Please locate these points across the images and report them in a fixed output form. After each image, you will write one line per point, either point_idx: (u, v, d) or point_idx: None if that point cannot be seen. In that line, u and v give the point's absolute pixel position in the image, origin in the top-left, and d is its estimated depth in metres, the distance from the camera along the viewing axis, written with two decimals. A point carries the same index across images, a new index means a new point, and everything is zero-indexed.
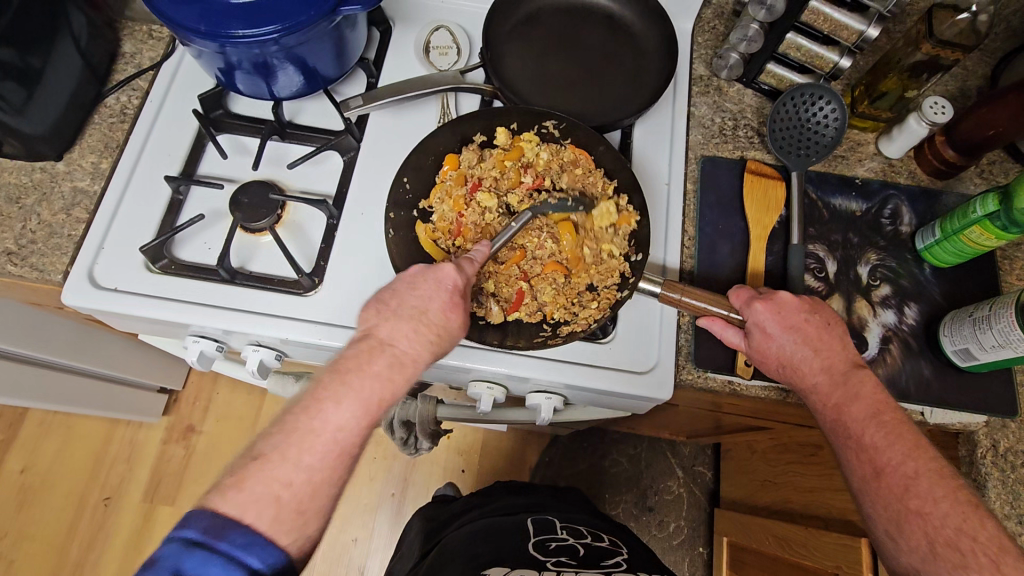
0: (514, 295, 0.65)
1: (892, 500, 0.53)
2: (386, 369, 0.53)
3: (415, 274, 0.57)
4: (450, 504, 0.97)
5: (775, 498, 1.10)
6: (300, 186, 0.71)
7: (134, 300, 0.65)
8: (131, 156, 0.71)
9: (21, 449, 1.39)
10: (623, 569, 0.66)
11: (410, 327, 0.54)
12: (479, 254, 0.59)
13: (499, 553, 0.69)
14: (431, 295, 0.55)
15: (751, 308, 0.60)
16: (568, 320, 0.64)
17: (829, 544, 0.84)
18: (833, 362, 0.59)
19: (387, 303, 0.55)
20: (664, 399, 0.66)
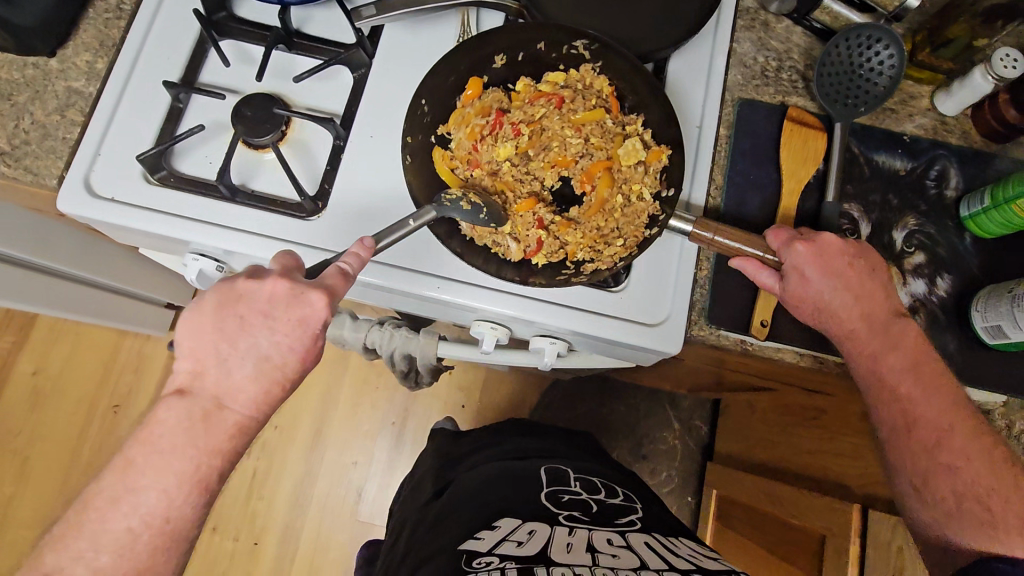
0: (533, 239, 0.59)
1: (921, 453, 0.55)
2: (224, 437, 0.51)
3: (275, 298, 0.52)
4: (461, 442, 0.98)
5: (770, 457, 1.12)
6: (306, 103, 0.67)
7: (131, 211, 0.63)
8: (128, 57, 0.66)
9: (32, 352, 1.41)
10: (637, 530, 0.65)
11: (252, 382, 0.51)
12: (355, 260, 0.53)
13: (510, 502, 0.70)
14: (287, 337, 0.52)
15: (791, 249, 0.57)
16: (591, 258, 0.59)
17: (818, 506, 0.89)
18: (873, 311, 0.58)
19: (227, 336, 0.51)
20: (671, 353, 0.64)
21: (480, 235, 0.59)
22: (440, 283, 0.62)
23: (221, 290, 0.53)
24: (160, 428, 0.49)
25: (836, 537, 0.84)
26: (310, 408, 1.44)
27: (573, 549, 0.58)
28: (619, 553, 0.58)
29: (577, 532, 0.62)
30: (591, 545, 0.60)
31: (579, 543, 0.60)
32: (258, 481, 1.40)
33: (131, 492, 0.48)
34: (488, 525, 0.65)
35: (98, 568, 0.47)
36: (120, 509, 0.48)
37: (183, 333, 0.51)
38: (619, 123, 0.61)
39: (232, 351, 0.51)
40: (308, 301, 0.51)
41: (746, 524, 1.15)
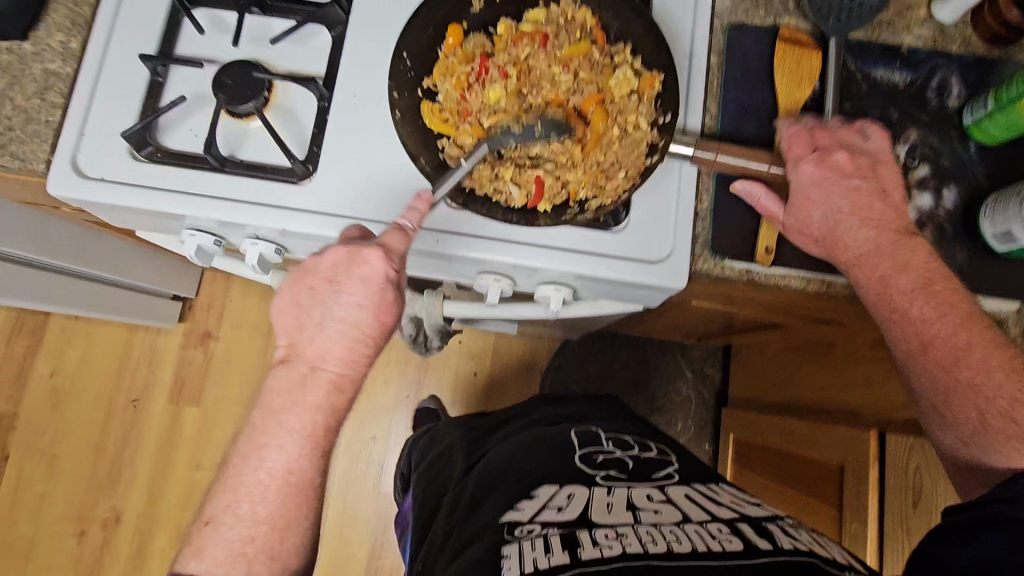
0: (534, 183, 0.57)
1: (941, 373, 0.54)
2: (322, 396, 0.56)
3: (337, 266, 0.55)
4: (489, 415, 0.97)
5: (784, 396, 1.12)
6: (286, 67, 0.65)
7: (124, 190, 0.63)
8: (101, 34, 0.64)
9: (47, 354, 1.43)
10: (676, 482, 0.66)
11: (341, 343, 0.56)
12: (415, 213, 0.56)
13: (549, 469, 0.69)
14: (355, 297, 0.55)
15: (796, 170, 0.59)
16: (594, 194, 0.58)
17: (835, 437, 0.90)
18: (884, 226, 0.57)
19: (305, 306, 0.56)
20: (677, 289, 0.63)
21: (481, 185, 0.57)
22: (440, 237, 0.63)
23: (294, 271, 0.58)
24: (275, 399, 0.56)
25: (853, 464, 0.85)
26: None
27: (616, 508, 0.59)
28: (659, 508, 0.59)
29: (616, 491, 0.63)
30: (631, 503, 0.60)
31: (619, 501, 0.61)
32: None
33: (253, 462, 0.55)
34: (528, 495, 0.65)
35: (246, 537, 0.54)
36: (250, 474, 0.55)
37: (279, 308, 0.57)
38: (606, 55, 0.60)
39: (312, 325, 0.56)
40: (366, 260, 0.55)
41: (762, 464, 1.17)
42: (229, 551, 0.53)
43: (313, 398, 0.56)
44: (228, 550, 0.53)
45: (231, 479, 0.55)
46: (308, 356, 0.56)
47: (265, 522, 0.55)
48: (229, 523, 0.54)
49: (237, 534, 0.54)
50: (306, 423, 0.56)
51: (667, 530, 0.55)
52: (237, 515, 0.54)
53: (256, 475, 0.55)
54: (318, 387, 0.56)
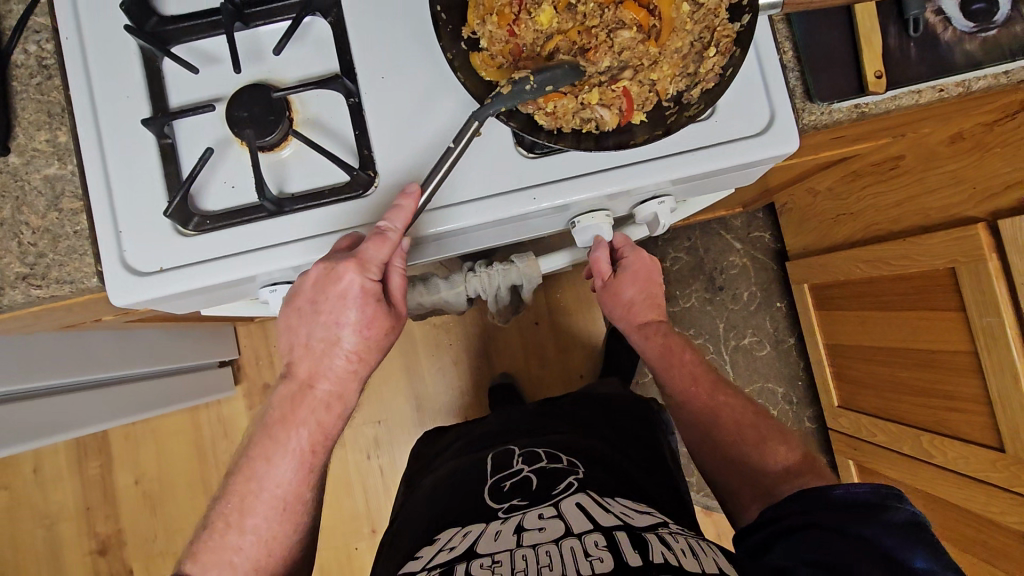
0: (622, 96, 0.52)
1: (731, 468, 0.73)
2: (311, 413, 0.58)
3: (316, 286, 0.54)
4: (441, 439, 1.00)
5: (855, 229, 1.11)
6: (296, 76, 0.58)
7: (188, 273, 0.56)
8: (86, 117, 0.57)
9: (123, 464, 1.40)
10: (573, 493, 0.68)
11: (331, 361, 0.57)
12: (400, 214, 0.52)
13: (451, 513, 0.72)
14: (339, 311, 0.55)
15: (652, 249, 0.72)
16: (688, 85, 0.52)
17: (939, 245, 0.89)
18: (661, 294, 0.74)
19: (297, 328, 0.57)
20: (789, 153, 0.58)
21: (567, 120, 0.52)
22: (535, 194, 0.56)
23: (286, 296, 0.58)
24: (267, 419, 0.59)
25: (967, 264, 0.84)
26: (402, 388, 1.46)
27: (501, 536, 0.62)
28: (546, 527, 0.62)
29: (511, 518, 0.66)
30: (520, 526, 0.64)
31: (508, 528, 0.64)
32: (391, 474, 1.45)
33: (249, 474, 0.58)
34: (430, 542, 0.67)
35: (237, 546, 0.58)
36: (245, 483, 0.58)
37: (282, 328, 0.58)
38: None
39: (302, 348, 0.57)
40: (340, 276, 0.53)
41: (852, 302, 1.16)
42: (221, 556, 0.58)
43: (296, 415, 0.58)
44: (218, 556, 0.58)
45: (235, 488, 0.59)
46: (301, 375, 0.58)
47: (253, 533, 0.58)
48: (229, 530, 0.58)
49: (231, 541, 0.58)
50: (295, 439, 0.58)
51: (544, 549, 0.58)
52: (235, 524, 0.58)
53: (260, 488, 0.58)
54: (309, 405, 0.58)
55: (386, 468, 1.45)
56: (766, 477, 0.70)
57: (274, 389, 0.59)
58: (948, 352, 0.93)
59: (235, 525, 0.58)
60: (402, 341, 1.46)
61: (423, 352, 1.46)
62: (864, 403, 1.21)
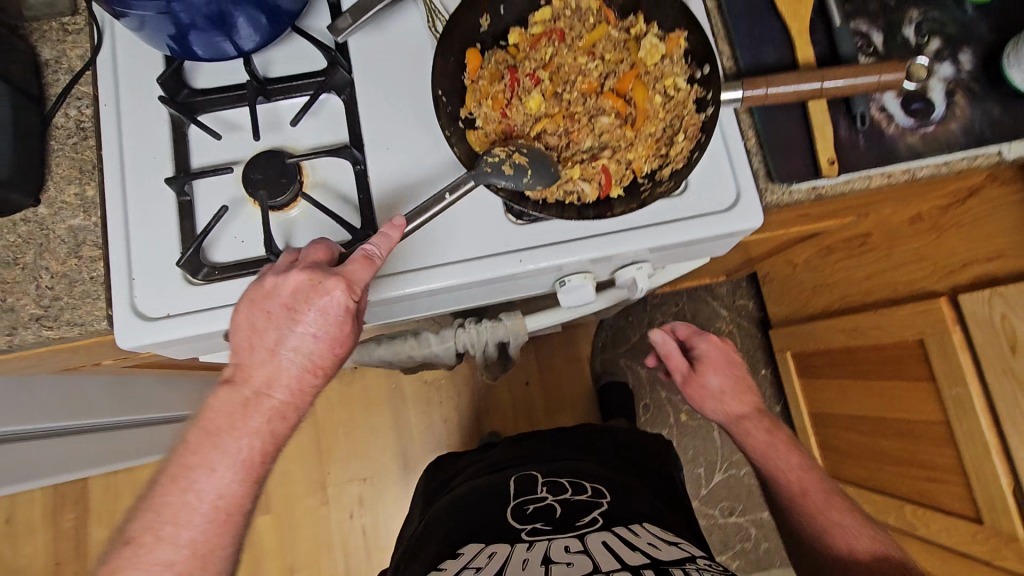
0: (601, 173, 0.57)
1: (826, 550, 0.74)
2: (264, 421, 0.53)
3: (297, 295, 0.52)
4: (452, 462, 1.01)
5: (833, 299, 1.15)
6: (310, 144, 0.64)
7: (193, 318, 0.60)
8: (114, 172, 0.62)
9: (101, 516, 1.36)
10: (597, 529, 0.69)
11: (291, 372, 0.54)
12: (385, 241, 0.54)
13: (474, 529, 0.74)
14: (312, 324, 0.53)
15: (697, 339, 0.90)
16: (662, 165, 0.58)
17: (908, 317, 0.93)
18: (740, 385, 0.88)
19: (261, 331, 0.54)
20: (755, 228, 0.63)
21: (551, 190, 0.57)
22: (521, 256, 0.61)
23: (250, 291, 0.54)
24: (212, 420, 0.53)
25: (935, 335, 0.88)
26: (389, 446, 1.45)
27: (529, 564, 0.62)
28: (573, 559, 0.63)
29: (536, 545, 0.67)
30: (548, 556, 0.64)
31: (535, 556, 0.64)
32: (374, 534, 1.42)
33: (183, 482, 0.51)
34: (454, 555, 0.69)
35: (169, 560, 0.49)
36: (178, 496, 0.51)
37: (238, 330, 0.54)
38: (621, 29, 0.60)
39: (264, 351, 0.54)
40: (326, 290, 0.52)
41: (833, 371, 1.19)
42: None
43: (252, 424, 0.53)
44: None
45: (159, 497, 0.51)
46: (257, 381, 0.53)
47: None
48: (156, 542, 0.49)
49: (159, 556, 0.49)
50: (244, 446, 0.53)
51: None
52: (162, 536, 0.50)
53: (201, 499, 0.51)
54: (263, 412, 0.53)
55: (369, 528, 1.43)
56: (856, 563, 0.70)
57: (227, 389, 0.53)
58: (923, 421, 0.96)
59: (164, 537, 0.50)
60: (392, 397, 1.47)
61: (413, 409, 1.47)
62: (849, 472, 1.21)
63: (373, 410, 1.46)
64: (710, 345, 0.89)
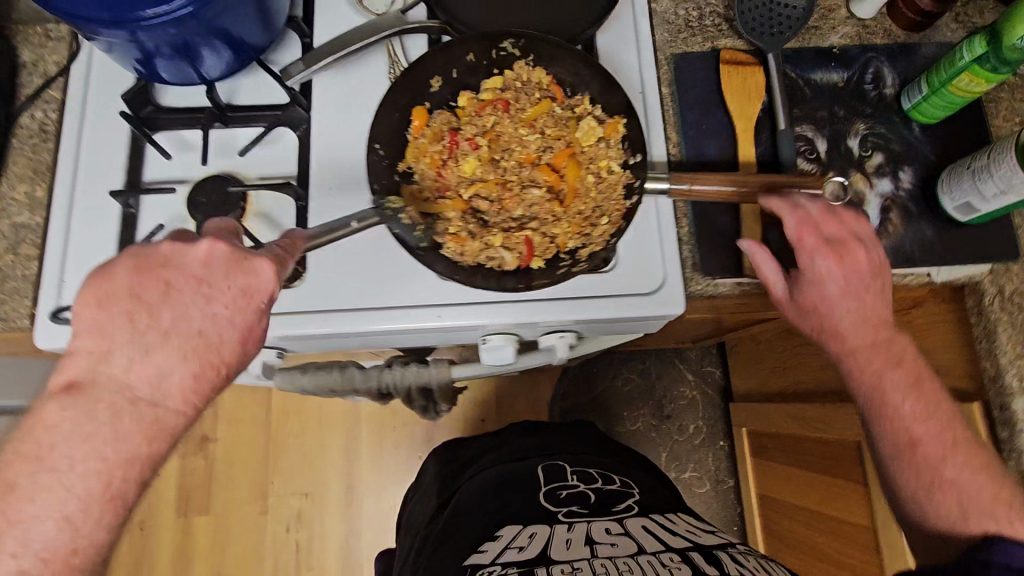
0: (524, 245, 0.59)
1: (929, 509, 0.57)
2: (141, 434, 0.41)
3: (213, 268, 0.43)
4: (466, 448, 0.98)
5: (787, 382, 1.15)
6: (258, 173, 0.66)
7: None
8: (66, 176, 0.64)
9: None
10: (634, 514, 0.71)
11: (185, 365, 0.42)
12: (290, 245, 0.50)
13: (515, 512, 0.73)
14: (223, 308, 0.43)
15: (816, 261, 0.59)
16: (584, 244, 0.59)
17: (847, 416, 0.91)
18: (878, 335, 0.60)
19: (150, 306, 0.42)
20: (677, 315, 0.64)
21: (472, 253, 0.58)
22: (441, 311, 0.62)
23: (140, 253, 0.43)
24: (54, 442, 0.39)
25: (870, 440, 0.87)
26: (336, 463, 1.45)
27: (573, 544, 0.63)
28: (616, 540, 0.64)
29: (576, 527, 0.68)
30: (590, 538, 0.65)
31: (578, 538, 0.65)
32: (307, 550, 1.42)
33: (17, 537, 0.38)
34: (492, 537, 0.68)
35: None
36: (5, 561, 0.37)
37: (107, 302, 0.41)
38: (566, 105, 0.62)
39: (156, 332, 0.42)
40: (255, 269, 0.44)
41: (780, 453, 1.18)
42: None
43: (124, 448, 0.40)
44: None
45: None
46: (134, 380, 0.41)
47: None
48: None
49: None
50: (106, 479, 0.40)
51: (619, 560, 0.58)
52: None
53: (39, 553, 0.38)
54: (135, 420, 0.41)
55: (303, 544, 1.42)
56: (960, 529, 0.55)
57: (84, 394, 0.40)
58: (852, 523, 0.94)
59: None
60: (348, 415, 1.47)
61: (367, 430, 1.47)
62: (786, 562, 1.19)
63: (327, 425, 1.46)
64: (800, 217, 0.59)
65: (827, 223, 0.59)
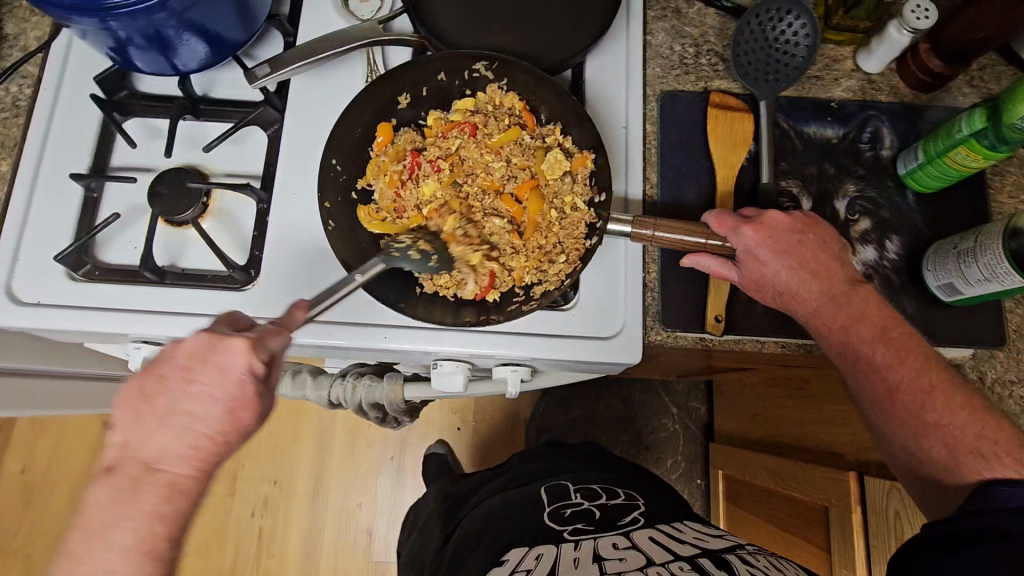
0: (485, 278, 0.57)
1: (909, 417, 0.53)
2: (160, 503, 0.41)
3: (194, 353, 0.44)
4: (463, 484, 0.97)
5: (766, 432, 1.11)
6: (224, 170, 0.65)
7: (59, 312, 0.60)
8: (32, 153, 0.64)
9: (15, 450, 1.35)
10: (641, 526, 0.67)
11: (187, 443, 0.43)
12: (290, 318, 0.46)
13: (518, 533, 0.70)
14: (208, 388, 0.43)
15: (739, 232, 0.56)
16: (537, 281, 0.57)
17: (817, 479, 0.87)
18: (833, 284, 0.56)
19: (149, 398, 0.43)
20: (634, 364, 0.61)
21: (434, 282, 0.57)
22: (387, 332, 0.60)
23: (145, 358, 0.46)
24: (89, 513, 0.40)
25: (838, 509, 0.82)
26: (308, 455, 1.45)
27: (580, 562, 0.60)
28: (624, 555, 0.60)
29: (583, 543, 0.65)
30: (597, 555, 0.62)
31: (585, 556, 0.62)
32: (270, 539, 1.42)
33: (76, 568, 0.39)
34: (497, 562, 0.65)
35: None
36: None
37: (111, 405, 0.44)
38: (536, 134, 0.61)
39: (157, 417, 0.43)
40: (226, 347, 0.43)
41: (751, 501, 1.15)
42: None
43: (147, 507, 0.41)
44: None
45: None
46: (144, 455, 0.42)
47: None
48: None
49: None
50: (142, 524, 0.40)
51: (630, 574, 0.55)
52: None
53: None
54: (156, 491, 0.41)
55: (266, 531, 1.42)
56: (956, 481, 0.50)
57: (106, 476, 0.41)
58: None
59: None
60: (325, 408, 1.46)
61: (342, 426, 1.46)
62: None
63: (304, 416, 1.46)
64: (760, 235, 0.56)
65: (782, 223, 0.56)
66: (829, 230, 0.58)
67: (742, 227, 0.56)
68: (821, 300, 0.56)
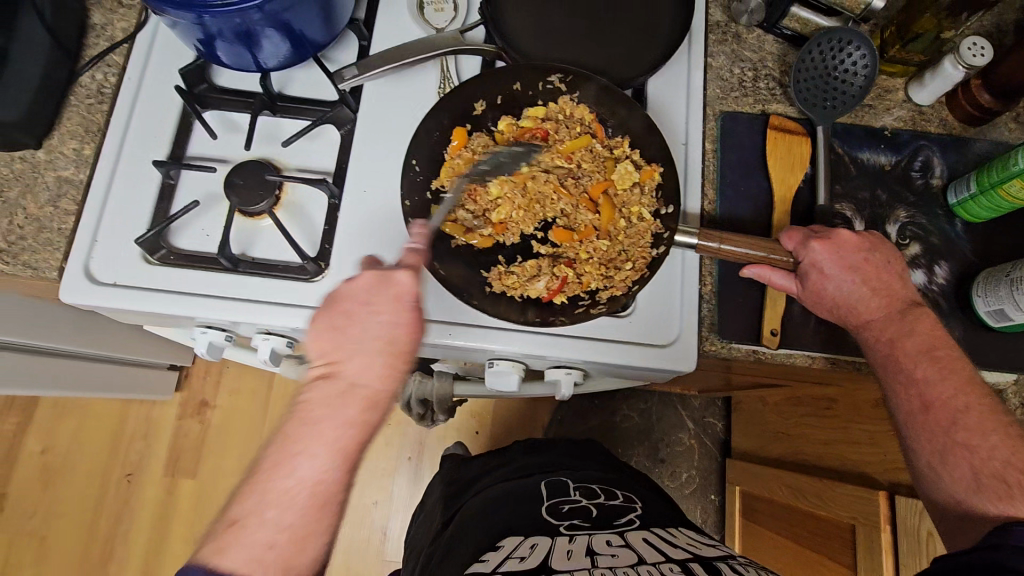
0: (557, 280, 0.60)
1: (938, 434, 0.55)
2: (360, 412, 0.48)
3: (370, 288, 0.51)
4: (469, 466, 0.98)
5: (788, 449, 1.12)
6: (297, 165, 0.67)
7: (135, 294, 0.62)
8: (115, 139, 0.66)
9: (39, 431, 1.36)
10: (636, 527, 0.68)
11: (381, 362, 0.49)
12: (417, 237, 0.53)
13: (512, 524, 0.71)
14: (392, 315, 0.50)
15: (807, 247, 0.59)
16: (605, 285, 0.60)
17: (844, 498, 0.88)
18: (891, 300, 0.59)
19: (343, 328, 0.50)
20: (687, 372, 0.63)
21: (507, 285, 0.60)
22: (453, 330, 0.60)
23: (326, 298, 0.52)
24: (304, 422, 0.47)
25: (865, 527, 0.83)
26: None
27: (573, 554, 0.61)
28: (619, 552, 0.61)
29: (578, 537, 0.66)
30: (591, 548, 0.63)
31: (579, 547, 0.63)
32: None
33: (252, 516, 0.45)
34: (492, 547, 0.66)
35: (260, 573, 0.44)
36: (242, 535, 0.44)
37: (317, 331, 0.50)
38: (605, 144, 0.64)
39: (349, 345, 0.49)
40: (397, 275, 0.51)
41: (772, 519, 1.15)
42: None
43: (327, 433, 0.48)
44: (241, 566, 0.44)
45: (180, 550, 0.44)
46: (351, 372, 0.49)
47: None
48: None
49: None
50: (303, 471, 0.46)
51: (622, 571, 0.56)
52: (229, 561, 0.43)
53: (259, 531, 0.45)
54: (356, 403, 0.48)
55: None
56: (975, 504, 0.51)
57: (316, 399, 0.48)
58: None
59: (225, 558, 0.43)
60: None
61: None
62: None
63: None
64: (832, 249, 0.58)
65: (850, 241, 0.59)
66: (893, 251, 0.60)
67: (811, 242, 0.59)
68: (880, 314, 0.59)
